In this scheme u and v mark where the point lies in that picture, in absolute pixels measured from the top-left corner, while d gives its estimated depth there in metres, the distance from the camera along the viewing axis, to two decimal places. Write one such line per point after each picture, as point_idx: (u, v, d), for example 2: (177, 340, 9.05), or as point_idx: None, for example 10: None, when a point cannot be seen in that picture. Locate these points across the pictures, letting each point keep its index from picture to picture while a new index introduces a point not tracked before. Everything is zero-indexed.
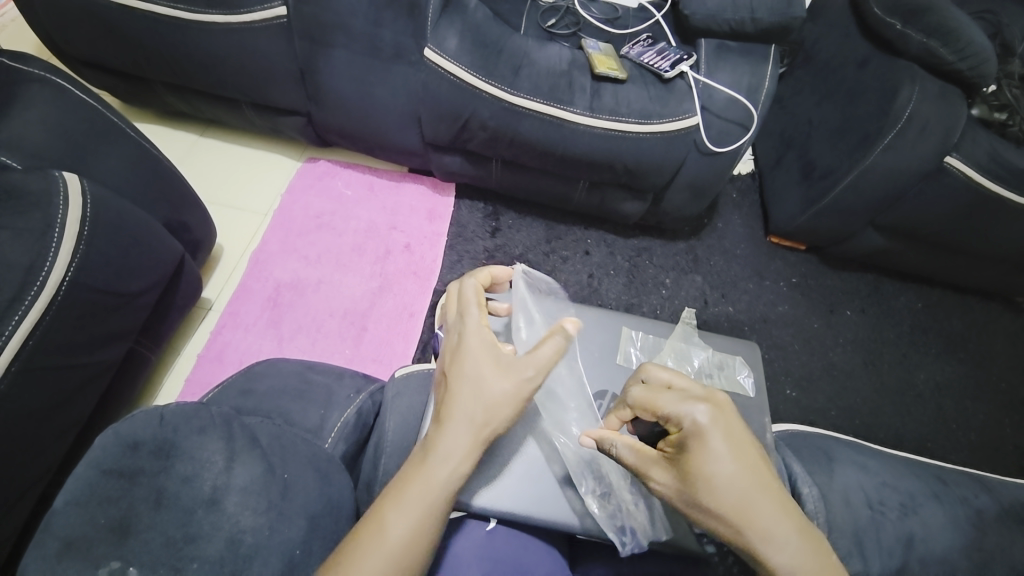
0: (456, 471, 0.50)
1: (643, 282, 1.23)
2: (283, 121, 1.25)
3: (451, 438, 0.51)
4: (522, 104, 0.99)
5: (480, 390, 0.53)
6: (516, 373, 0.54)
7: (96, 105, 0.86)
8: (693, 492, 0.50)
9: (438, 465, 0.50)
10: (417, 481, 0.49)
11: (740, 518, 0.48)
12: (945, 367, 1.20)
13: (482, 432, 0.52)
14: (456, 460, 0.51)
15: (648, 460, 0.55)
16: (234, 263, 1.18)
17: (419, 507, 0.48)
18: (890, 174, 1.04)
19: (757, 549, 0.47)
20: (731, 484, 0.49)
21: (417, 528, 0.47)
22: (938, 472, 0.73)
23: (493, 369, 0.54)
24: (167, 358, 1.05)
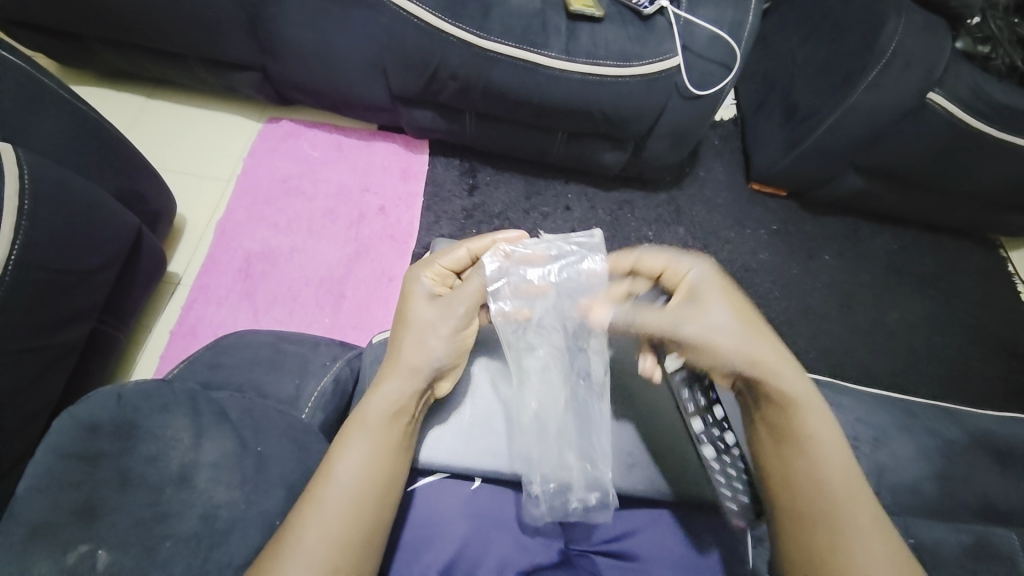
0: (389, 408, 0.52)
1: (625, 235, 1.21)
2: (237, 78, 1.15)
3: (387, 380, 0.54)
4: (493, 49, 0.93)
5: (414, 333, 0.57)
6: (447, 307, 0.60)
7: (25, 66, 0.78)
8: (711, 323, 0.56)
9: (375, 405, 0.52)
10: (360, 422, 0.51)
11: (751, 344, 0.55)
12: (918, 305, 1.23)
13: (415, 372, 0.55)
14: (388, 397, 0.53)
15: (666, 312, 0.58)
16: (199, 234, 1.12)
17: (360, 445, 0.49)
18: (872, 114, 1.02)
19: (763, 368, 0.54)
20: (732, 312, 0.56)
21: (365, 462, 0.48)
22: (910, 406, 0.76)
23: (425, 307, 0.59)
24: (137, 336, 1.02)
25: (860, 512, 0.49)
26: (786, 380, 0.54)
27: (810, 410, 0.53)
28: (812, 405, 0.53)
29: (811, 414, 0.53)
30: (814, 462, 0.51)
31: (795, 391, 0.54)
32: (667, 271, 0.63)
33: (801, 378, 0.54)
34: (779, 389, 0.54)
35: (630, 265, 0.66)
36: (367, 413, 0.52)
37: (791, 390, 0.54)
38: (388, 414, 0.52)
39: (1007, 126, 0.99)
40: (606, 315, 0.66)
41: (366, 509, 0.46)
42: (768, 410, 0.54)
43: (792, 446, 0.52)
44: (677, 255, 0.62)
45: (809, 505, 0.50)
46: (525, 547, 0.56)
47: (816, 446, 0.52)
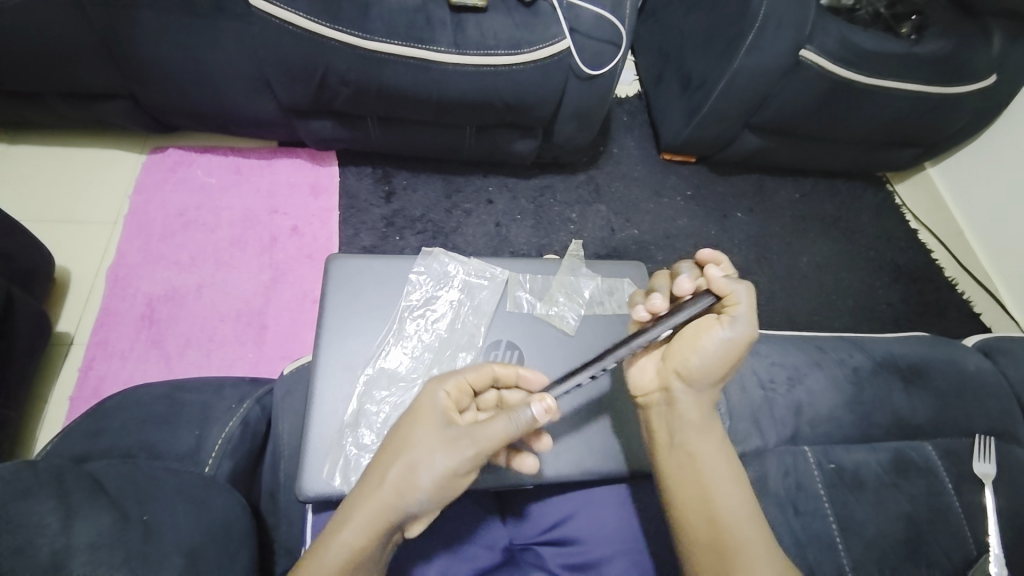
0: (353, 546, 0.47)
1: (550, 221, 1.22)
2: (105, 109, 1.04)
3: (358, 512, 0.49)
4: (379, 49, 0.90)
5: (404, 455, 0.50)
6: (452, 446, 0.50)
7: None
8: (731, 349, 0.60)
9: (435, 469, 0.49)
10: (382, 489, 0.49)
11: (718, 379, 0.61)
12: (823, 247, 1.32)
13: (392, 505, 0.49)
14: (427, 497, 0.49)
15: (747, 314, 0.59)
16: (89, 285, 1.02)
17: (362, 524, 0.48)
18: (756, 76, 1.07)
19: (698, 401, 0.60)
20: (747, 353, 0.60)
21: (355, 542, 0.47)
22: (818, 341, 0.81)
23: (438, 442, 0.51)
24: (30, 409, 0.91)
25: (761, 548, 0.53)
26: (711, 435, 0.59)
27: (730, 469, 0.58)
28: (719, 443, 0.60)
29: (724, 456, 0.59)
30: (717, 487, 0.56)
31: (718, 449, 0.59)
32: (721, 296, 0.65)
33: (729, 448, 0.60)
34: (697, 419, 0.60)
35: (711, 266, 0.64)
36: (415, 480, 0.49)
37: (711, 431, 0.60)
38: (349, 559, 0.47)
39: (873, 73, 1.08)
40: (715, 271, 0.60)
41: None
42: (683, 444, 0.59)
43: (697, 484, 0.57)
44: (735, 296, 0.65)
45: (711, 534, 0.54)
46: (462, 557, 0.57)
47: (718, 494, 0.56)
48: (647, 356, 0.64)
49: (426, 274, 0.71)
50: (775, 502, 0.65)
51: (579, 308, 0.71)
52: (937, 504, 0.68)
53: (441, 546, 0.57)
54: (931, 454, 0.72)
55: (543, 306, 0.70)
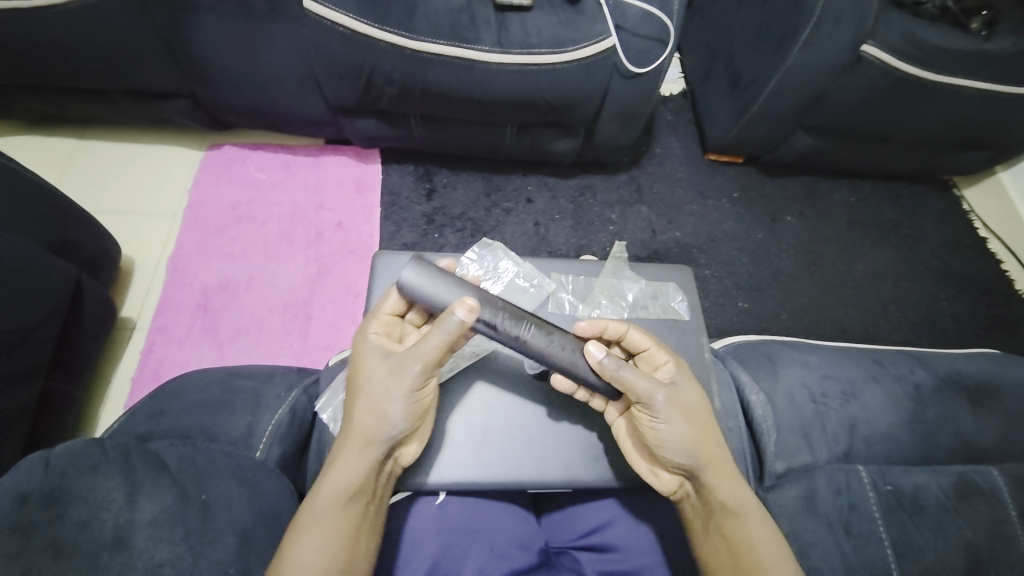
0: (344, 483, 0.50)
1: (590, 222, 1.21)
2: (168, 108, 1.11)
3: (342, 452, 0.52)
4: (424, 49, 0.91)
5: (368, 385, 0.54)
6: (400, 368, 0.53)
7: None
8: (681, 412, 0.56)
9: (394, 392, 0.53)
10: (354, 429, 0.52)
11: (709, 445, 0.56)
12: (881, 254, 1.25)
13: (365, 435, 0.52)
14: (397, 419, 0.52)
15: (654, 387, 0.56)
16: (151, 274, 1.08)
17: (353, 464, 0.51)
18: (811, 73, 1.02)
19: (717, 476, 0.55)
20: (698, 404, 0.57)
21: (354, 481, 0.50)
22: (875, 354, 0.77)
23: (388, 372, 0.54)
24: (97, 387, 0.98)
25: None
26: (733, 489, 0.55)
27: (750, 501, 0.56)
28: (755, 518, 0.55)
29: (758, 522, 0.54)
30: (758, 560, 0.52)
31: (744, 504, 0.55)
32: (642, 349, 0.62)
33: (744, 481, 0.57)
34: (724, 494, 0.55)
35: (619, 332, 0.62)
36: (382, 412, 0.52)
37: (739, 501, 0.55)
38: (344, 496, 0.50)
39: (943, 70, 1.00)
40: (598, 355, 0.58)
41: (347, 549, 0.48)
42: (719, 521, 0.55)
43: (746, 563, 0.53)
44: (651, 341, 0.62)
45: None
46: (501, 555, 0.56)
47: (761, 560, 0.53)
48: (643, 467, 0.59)
49: (475, 261, 0.75)
50: (824, 523, 0.62)
51: (621, 311, 0.72)
52: (1004, 534, 0.63)
53: (479, 543, 0.57)
54: (993, 476, 0.66)
55: (585, 309, 0.71)
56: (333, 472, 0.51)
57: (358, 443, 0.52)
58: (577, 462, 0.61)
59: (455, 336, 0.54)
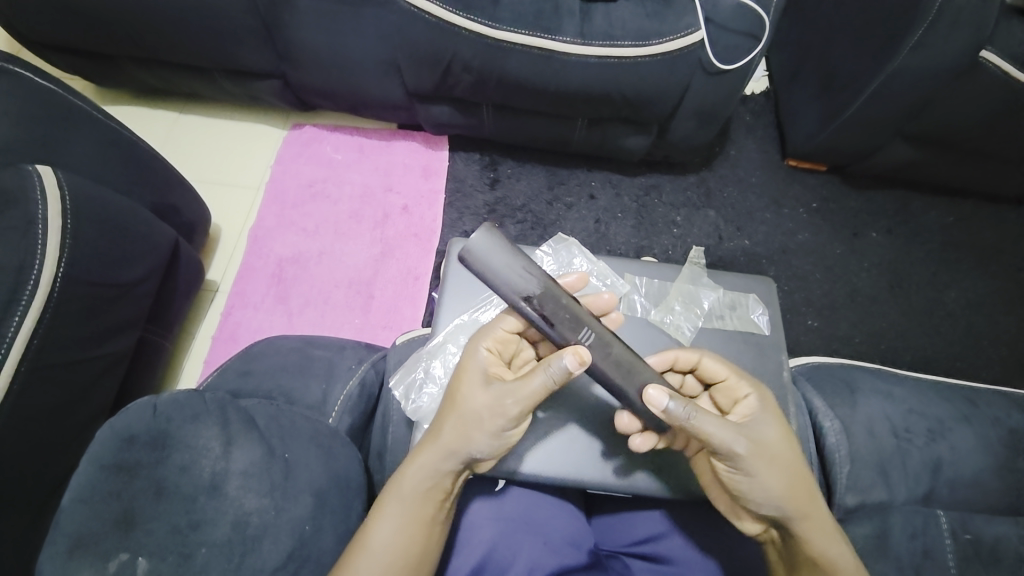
0: (426, 485, 0.51)
1: (653, 223, 1.17)
2: (259, 86, 1.18)
3: (427, 454, 0.52)
4: (506, 38, 0.91)
5: (467, 403, 0.53)
6: (501, 398, 0.52)
7: (56, 89, 0.81)
8: (769, 459, 0.52)
9: (487, 421, 0.51)
10: (441, 433, 0.52)
11: (799, 498, 0.52)
12: (977, 282, 1.13)
13: (455, 451, 0.52)
14: (485, 445, 0.52)
15: (734, 432, 0.52)
16: (233, 242, 1.16)
17: (434, 468, 0.51)
18: (921, 77, 0.93)
19: (809, 528, 0.52)
20: (786, 455, 0.53)
21: (435, 483, 0.52)
22: (967, 393, 0.70)
23: (489, 398, 0.52)
24: (182, 342, 1.07)
25: None
26: (830, 539, 0.52)
27: (846, 549, 0.52)
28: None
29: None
30: None
31: (842, 556, 0.51)
32: (727, 383, 0.59)
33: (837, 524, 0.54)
34: (814, 549, 0.51)
35: (691, 361, 0.60)
36: (468, 429, 0.52)
37: (834, 560, 0.51)
38: (425, 493, 0.51)
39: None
40: (662, 402, 0.52)
41: (420, 540, 0.50)
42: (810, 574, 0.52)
43: None
44: (739, 375, 0.58)
45: None
46: (554, 549, 0.57)
47: None
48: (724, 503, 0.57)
49: (549, 255, 0.77)
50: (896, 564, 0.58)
51: (696, 319, 0.69)
52: None
53: (535, 534, 0.58)
54: None
55: (657, 313, 0.70)
56: (416, 470, 0.52)
57: (446, 451, 0.52)
58: (635, 466, 0.61)
59: (557, 382, 0.51)
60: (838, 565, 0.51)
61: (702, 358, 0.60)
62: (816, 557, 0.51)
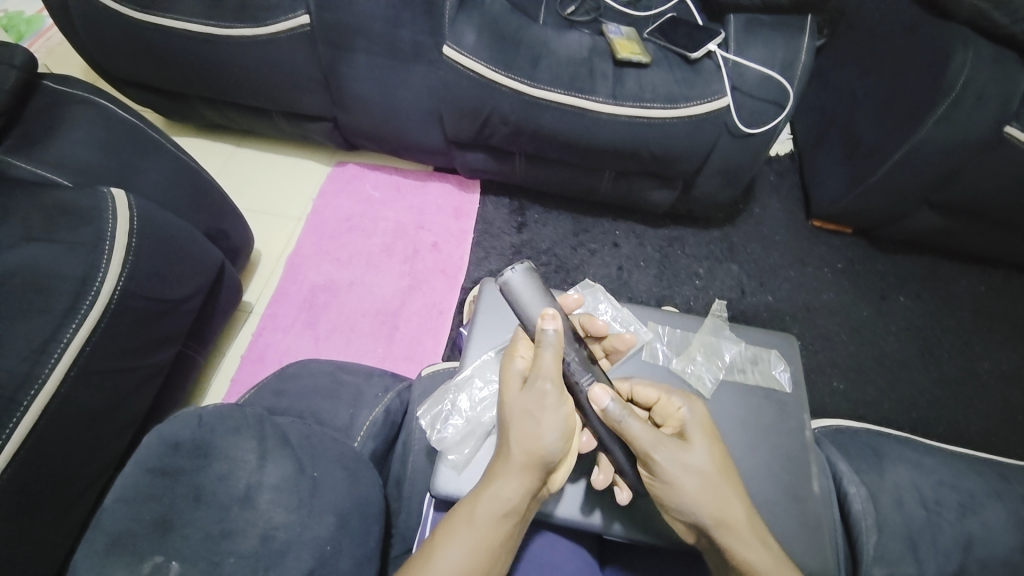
0: (502, 506, 0.51)
1: (675, 273, 1.19)
2: (311, 127, 1.28)
3: (505, 475, 0.52)
4: (542, 96, 0.98)
5: (538, 415, 0.54)
6: (559, 410, 0.54)
7: (136, 122, 0.92)
8: (688, 466, 0.53)
9: (551, 430, 0.53)
10: (515, 459, 0.53)
11: (725, 506, 0.52)
12: (1014, 354, 1.10)
13: (530, 467, 0.53)
14: (556, 455, 0.53)
15: (657, 436, 0.54)
16: (271, 267, 1.23)
17: (512, 489, 0.52)
18: (946, 149, 0.95)
19: (735, 538, 0.51)
20: (709, 466, 0.53)
21: (511, 505, 0.52)
22: (1001, 469, 0.68)
23: (553, 408, 0.54)
24: (214, 360, 1.11)
25: None
26: (760, 557, 0.50)
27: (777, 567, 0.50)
28: None
29: None
30: None
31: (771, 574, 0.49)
32: (659, 404, 0.60)
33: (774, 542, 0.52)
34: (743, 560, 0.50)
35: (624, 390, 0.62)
36: (540, 453, 0.53)
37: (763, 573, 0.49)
38: (500, 515, 0.51)
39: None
40: (604, 400, 0.54)
41: (488, 562, 0.50)
42: None
43: None
44: (670, 391, 0.60)
45: None
46: None
47: None
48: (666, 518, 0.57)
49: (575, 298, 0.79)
50: None
51: (717, 371, 0.69)
52: None
53: None
54: None
55: (679, 362, 0.71)
56: (492, 491, 0.52)
57: (524, 469, 0.53)
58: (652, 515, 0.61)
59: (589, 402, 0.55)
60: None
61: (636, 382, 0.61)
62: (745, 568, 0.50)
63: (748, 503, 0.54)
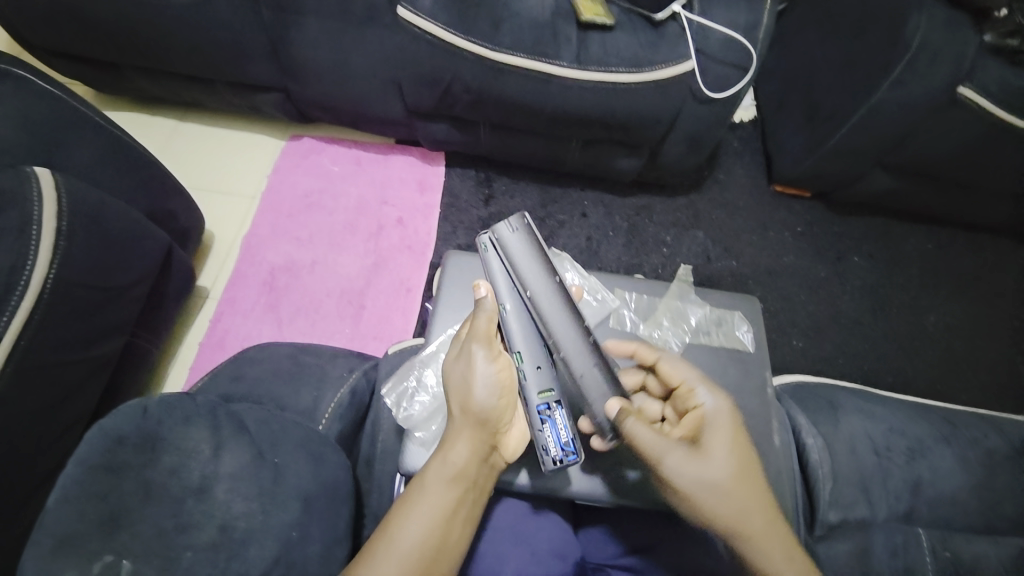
0: (448, 467, 0.54)
1: (643, 242, 1.20)
2: (261, 99, 1.19)
3: (452, 437, 0.56)
4: (505, 61, 0.94)
5: (473, 375, 0.58)
6: (493, 363, 0.59)
7: (59, 93, 0.81)
8: (704, 473, 0.54)
9: (484, 382, 0.58)
10: (457, 420, 0.57)
11: (738, 509, 0.54)
12: (957, 307, 1.17)
13: (472, 421, 0.56)
14: (494, 406, 0.57)
15: (672, 445, 0.56)
16: (226, 249, 1.17)
17: (457, 449, 0.55)
18: (901, 111, 0.98)
19: (753, 539, 0.53)
20: (727, 470, 0.55)
21: (458, 466, 0.54)
22: (946, 414, 0.73)
23: (485, 363, 0.58)
24: (169, 349, 1.06)
25: None
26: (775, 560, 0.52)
27: (790, 570, 0.52)
28: None
29: None
30: None
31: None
32: (682, 388, 0.61)
33: (790, 542, 0.53)
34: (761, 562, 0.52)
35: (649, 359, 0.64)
36: (474, 407, 0.57)
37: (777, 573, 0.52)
38: (449, 477, 0.54)
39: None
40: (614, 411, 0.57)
41: (442, 529, 0.51)
42: None
43: None
44: (698, 380, 0.60)
45: None
46: (540, 561, 0.57)
47: None
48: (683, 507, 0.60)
49: None
50: None
51: (683, 335, 0.71)
52: None
53: (523, 545, 0.59)
54: None
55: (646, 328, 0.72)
56: (441, 457, 0.55)
57: (465, 427, 0.56)
58: (621, 481, 0.62)
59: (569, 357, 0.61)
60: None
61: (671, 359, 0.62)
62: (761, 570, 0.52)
63: (763, 497, 0.55)
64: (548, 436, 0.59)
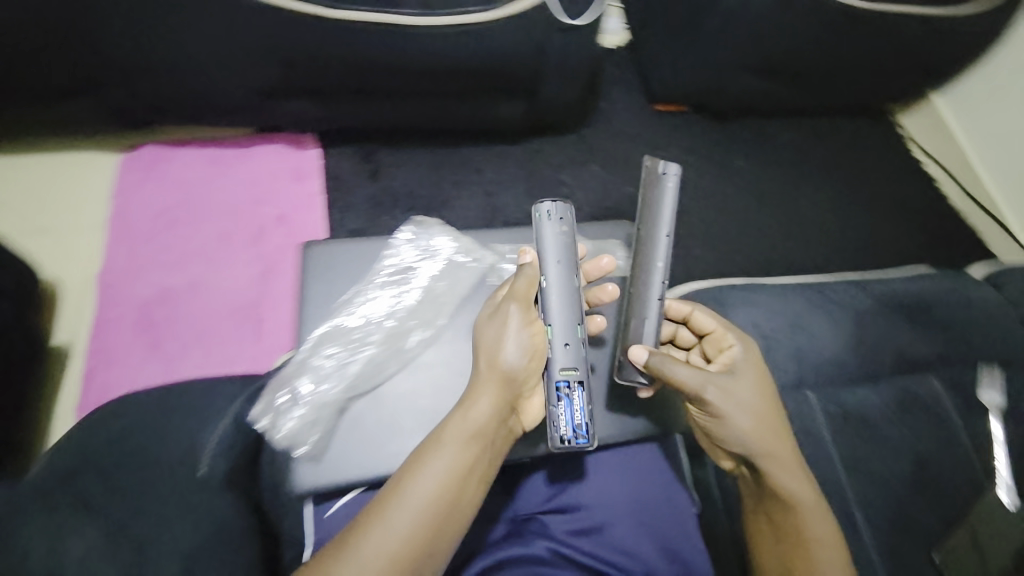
0: (476, 418, 0.55)
1: (542, 186, 1.18)
2: (69, 110, 1.00)
3: (478, 390, 0.58)
4: (348, 17, 0.87)
5: (506, 332, 0.60)
6: (530, 323, 0.61)
7: None
8: (738, 401, 0.58)
9: (520, 341, 0.59)
10: (484, 373, 0.59)
11: (765, 436, 0.57)
12: (830, 188, 1.27)
13: (499, 374, 0.58)
14: (519, 362, 0.59)
15: (712, 376, 0.58)
16: (80, 293, 1.01)
17: (483, 400, 0.56)
18: (750, 10, 1.00)
19: (776, 465, 0.57)
20: (756, 400, 0.59)
21: (481, 420, 0.55)
22: (827, 289, 0.79)
23: (522, 322, 0.60)
24: (40, 422, 0.92)
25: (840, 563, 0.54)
26: (795, 480, 0.57)
27: (804, 488, 0.57)
28: (815, 511, 0.56)
29: (807, 516, 0.56)
30: (810, 533, 0.55)
31: (804, 492, 0.57)
32: (715, 333, 0.65)
33: (799, 465, 0.58)
34: (783, 484, 0.56)
35: (684, 312, 0.68)
36: (502, 365, 0.58)
37: (794, 493, 0.56)
38: (467, 436, 0.54)
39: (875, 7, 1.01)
40: (643, 356, 0.61)
41: (450, 491, 0.52)
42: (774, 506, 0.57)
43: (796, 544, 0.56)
44: (731, 328, 0.65)
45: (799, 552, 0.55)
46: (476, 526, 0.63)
47: (814, 532, 0.55)
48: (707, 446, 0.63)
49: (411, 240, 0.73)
50: None
51: None
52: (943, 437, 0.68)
53: None
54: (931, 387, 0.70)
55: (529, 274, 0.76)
56: (450, 424, 0.55)
57: (494, 380, 0.58)
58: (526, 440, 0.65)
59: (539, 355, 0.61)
60: (797, 498, 0.56)
61: (706, 309, 0.67)
62: (784, 492, 0.56)
63: (783, 425, 0.59)
64: (561, 414, 0.59)
